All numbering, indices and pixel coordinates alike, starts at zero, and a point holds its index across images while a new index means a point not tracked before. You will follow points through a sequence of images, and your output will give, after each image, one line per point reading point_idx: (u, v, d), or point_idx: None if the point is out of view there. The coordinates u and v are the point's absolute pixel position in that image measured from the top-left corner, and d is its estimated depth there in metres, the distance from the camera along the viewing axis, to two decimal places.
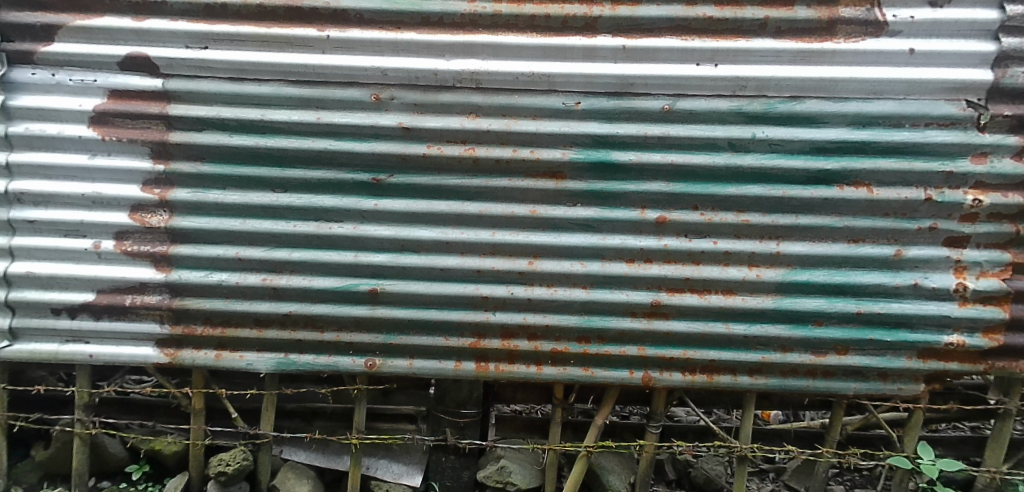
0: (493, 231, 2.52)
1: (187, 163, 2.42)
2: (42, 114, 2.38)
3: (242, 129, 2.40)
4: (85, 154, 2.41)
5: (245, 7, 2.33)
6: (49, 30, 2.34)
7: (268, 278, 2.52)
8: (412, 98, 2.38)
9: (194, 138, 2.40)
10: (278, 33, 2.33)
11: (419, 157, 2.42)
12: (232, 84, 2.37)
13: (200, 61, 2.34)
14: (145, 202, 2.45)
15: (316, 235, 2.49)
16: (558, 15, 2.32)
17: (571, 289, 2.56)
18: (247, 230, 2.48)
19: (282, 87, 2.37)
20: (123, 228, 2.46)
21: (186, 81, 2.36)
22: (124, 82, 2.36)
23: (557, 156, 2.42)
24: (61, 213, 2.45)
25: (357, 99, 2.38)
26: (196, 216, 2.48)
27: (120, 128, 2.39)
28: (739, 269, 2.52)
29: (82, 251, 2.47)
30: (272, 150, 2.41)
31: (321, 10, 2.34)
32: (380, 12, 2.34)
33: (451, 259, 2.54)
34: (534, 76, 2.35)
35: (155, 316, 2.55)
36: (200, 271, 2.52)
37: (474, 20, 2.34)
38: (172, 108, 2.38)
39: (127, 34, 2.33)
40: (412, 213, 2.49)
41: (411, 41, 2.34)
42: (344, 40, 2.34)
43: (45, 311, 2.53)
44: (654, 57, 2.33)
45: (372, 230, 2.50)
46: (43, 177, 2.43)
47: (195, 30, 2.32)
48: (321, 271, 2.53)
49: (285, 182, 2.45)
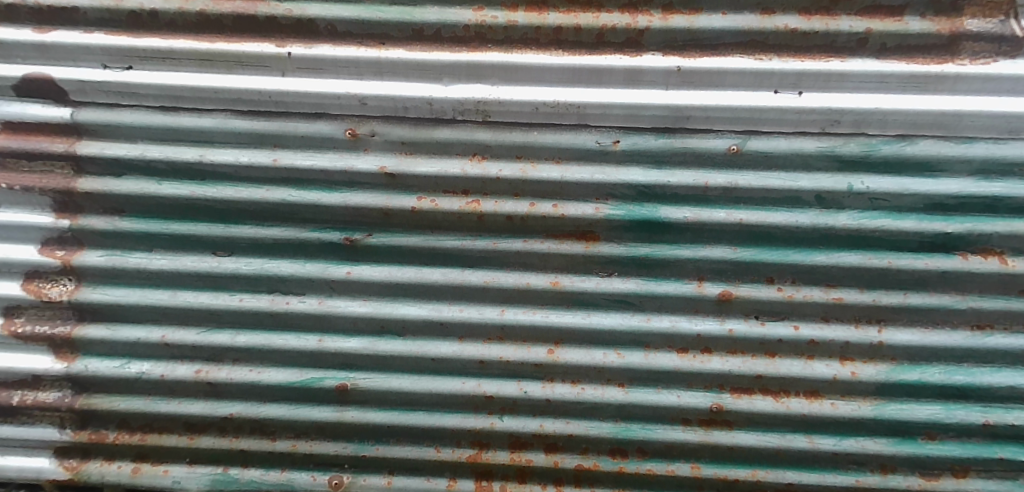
0: (503, 308, 1.92)
1: (101, 218, 1.84)
2: None
3: (174, 174, 1.82)
4: None
5: (181, 16, 1.71)
6: None
7: (203, 371, 1.92)
8: (399, 135, 1.80)
9: (111, 186, 1.81)
10: (222, 50, 1.73)
11: (406, 212, 1.84)
12: (163, 115, 1.78)
13: (123, 86, 1.75)
14: (44, 268, 1.85)
15: (268, 312, 1.89)
16: (592, 26, 1.71)
17: (603, 387, 1.96)
18: (176, 306, 1.88)
19: (228, 120, 1.78)
20: (14, 302, 1.87)
21: (104, 112, 1.77)
22: (20, 112, 1.77)
23: (589, 212, 1.84)
24: None
25: (327, 135, 1.80)
26: (112, 286, 1.88)
27: (14, 172, 1.80)
28: (827, 364, 1.92)
29: None
30: (214, 202, 1.83)
31: (281, 20, 1.72)
32: (361, 22, 1.72)
33: (447, 346, 1.93)
34: (559, 105, 1.76)
35: (53, 419, 1.93)
36: (115, 360, 1.91)
37: (482, 33, 1.73)
38: (83, 146, 1.79)
39: (26, 49, 1.72)
40: (395, 284, 1.89)
41: (399, 61, 1.74)
42: (310, 58, 1.73)
43: None
44: (718, 82, 1.75)
45: (342, 306, 1.90)
46: None
47: (114, 46, 1.72)
48: (274, 361, 1.93)
49: (231, 243, 1.86)
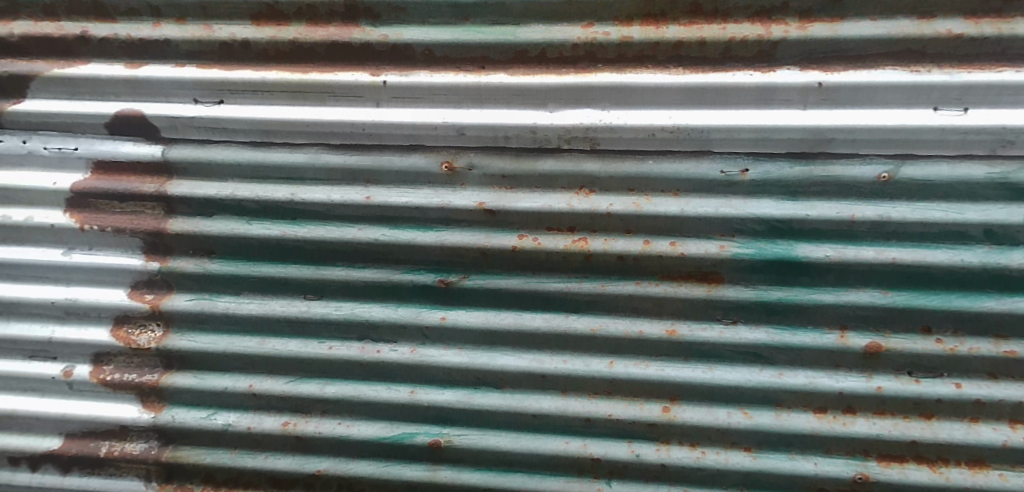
0: (611, 360, 1.71)
1: (190, 259, 1.75)
2: (9, 195, 1.76)
3: (263, 213, 1.72)
4: (60, 249, 1.78)
5: (273, 46, 1.63)
6: (18, 83, 1.71)
7: (291, 423, 1.78)
8: (499, 168, 1.65)
9: (200, 226, 1.73)
10: (315, 80, 1.63)
11: (506, 251, 1.68)
12: (253, 151, 1.70)
13: (214, 121, 1.68)
14: (133, 313, 1.78)
15: (358, 361, 1.75)
16: (718, 40, 1.52)
17: (726, 451, 1.71)
18: (264, 354, 1.77)
19: (319, 154, 1.68)
20: (102, 349, 1.80)
21: (194, 149, 1.70)
22: (113, 150, 1.72)
23: (712, 251, 1.62)
24: (28, 327, 1.81)
25: (422, 169, 1.67)
26: (199, 333, 1.79)
27: (106, 214, 1.75)
28: (995, 428, 1.61)
29: (49, 380, 1.82)
30: (304, 243, 1.72)
31: (375, 46, 1.61)
32: (459, 46, 1.59)
33: (550, 401, 1.73)
34: (678, 130, 1.58)
35: (138, 472, 1.83)
36: (201, 410, 1.81)
37: (592, 52, 1.57)
38: (175, 185, 1.73)
39: (119, 86, 1.68)
40: (493, 332, 1.72)
41: (500, 86, 1.60)
42: (406, 87, 1.62)
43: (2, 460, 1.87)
44: (865, 99, 1.53)
45: (436, 355, 1.74)
46: (8, 279, 1.80)
47: (205, 79, 1.65)
48: (363, 414, 1.78)
49: (321, 287, 1.74)
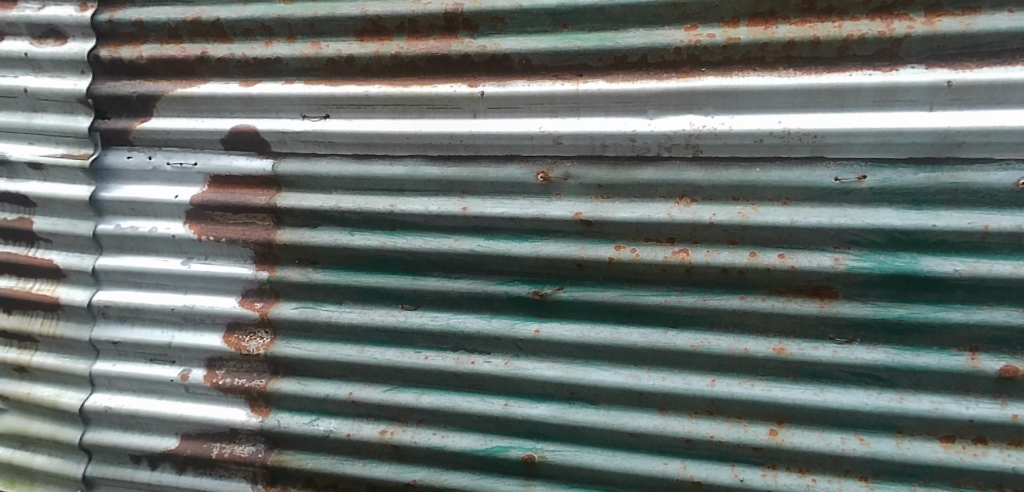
0: (713, 378, 1.63)
1: (296, 269, 1.82)
2: (136, 207, 1.89)
3: (365, 224, 1.77)
4: (179, 258, 1.89)
5: (376, 60, 1.69)
6: (146, 102, 1.85)
7: (388, 432, 1.80)
8: (596, 177, 1.62)
9: (306, 236, 1.80)
10: (416, 93, 1.67)
11: (603, 262, 1.63)
12: (355, 164, 1.75)
13: (319, 135, 1.74)
14: (244, 320, 1.86)
15: (453, 372, 1.75)
16: (834, 38, 1.46)
17: (840, 480, 1.58)
18: (363, 362, 1.80)
19: (418, 166, 1.71)
20: (216, 355, 1.88)
21: (302, 162, 1.78)
22: (228, 165, 1.83)
23: (825, 263, 1.52)
24: (149, 332, 1.92)
25: (518, 179, 1.66)
26: (304, 340, 1.84)
27: (221, 225, 1.85)
28: None
29: (167, 383, 1.91)
30: (402, 254, 1.74)
31: (474, 57, 1.64)
32: (557, 54, 1.59)
33: (648, 420, 1.67)
34: (789, 135, 1.50)
35: (246, 474, 1.90)
36: (305, 416, 1.86)
37: (695, 55, 1.53)
38: (283, 197, 1.80)
39: (234, 103, 1.79)
40: (588, 345, 1.68)
41: (598, 93, 1.58)
42: (503, 97, 1.63)
43: (124, 458, 1.97)
44: (1001, 98, 1.41)
45: (529, 368, 1.72)
46: (132, 286, 1.92)
47: (312, 94, 1.73)
48: (457, 425, 1.78)
49: (418, 297, 1.76)
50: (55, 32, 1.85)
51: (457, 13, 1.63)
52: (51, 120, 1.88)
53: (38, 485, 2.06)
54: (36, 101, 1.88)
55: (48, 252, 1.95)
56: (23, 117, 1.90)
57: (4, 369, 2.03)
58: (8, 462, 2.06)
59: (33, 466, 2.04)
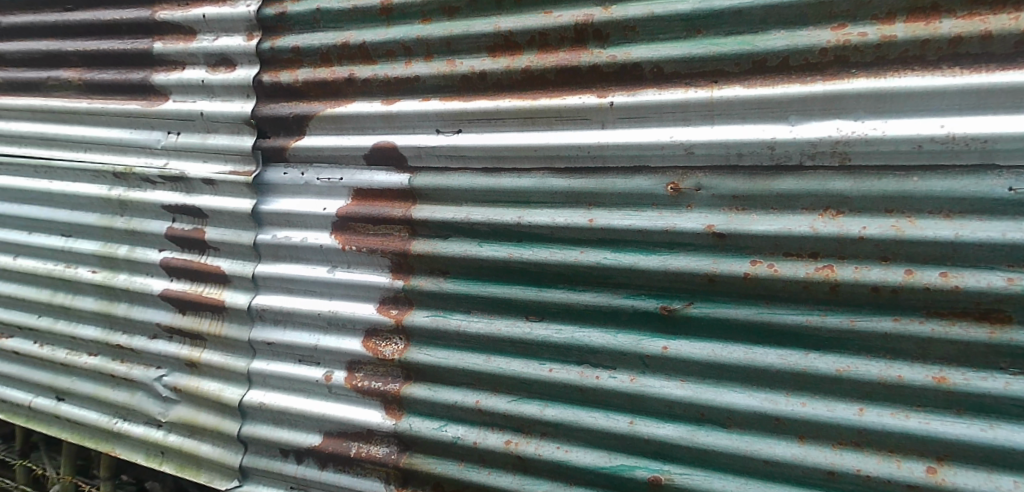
0: (861, 406, 1.49)
1: (429, 278, 1.89)
2: (289, 219, 2.05)
3: (494, 236, 1.80)
4: (326, 266, 2.02)
5: (508, 75, 1.74)
6: (301, 122, 2.02)
7: (513, 442, 1.81)
8: (730, 188, 1.56)
9: (439, 247, 1.86)
10: (545, 106, 1.69)
11: (737, 278, 1.55)
12: (485, 177, 1.79)
13: (452, 149, 1.81)
14: (381, 326, 1.96)
15: (578, 386, 1.73)
16: (1008, 31, 1.33)
17: None
18: (490, 372, 1.82)
19: (546, 179, 1.72)
20: (355, 358, 1.99)
21: (436, 176, 1.85)
22: (369, 179, 1.94)
23: (996, 284, 1.36)
24: (298, 335, 2.07)
25: (647, 191, 1.63)
26: (434, 348, 1.90)
27: (362, 236, 1.96)
28: None
29: (312, 382, 2.04)
30: (529, 265, 1.75)
31: (604, 67, 1.64)
32: (691, 60, 1.56)
33: (786, 448, 1.55)
34: (953, 141, 1.38)
35: (380, 474, 1.98)
36: (434, 421, 1.91)
37: (844, 56, 1.45)
38: (418, 209, 1.88)
39: (375, 120, 1.91)
40: (720, 365, 1.60)
41: (734, 100, 1.52)
42: (634, 107, 1.61)
43: (274, 451, 2.12)
44: None
45: (656, 386, 1.66)
46: (285, 291, 2.08)
47: (447, 110, 1.80)
48: (582, 440, 1.75)
49: (544, 308, 1.76)
50: (227, 61, 2.09)
51: (588, 24, 1.65)
52: (222, 140, 2.10)
53: (203, 470, 2.26)
54: (210, 123, 2.11)
55: (217, 259, 2.17)
56: (199, 138, 2.14)
57: (178, 364, 2.27)
58: (179, 448, 2.28)
59: (200, 453, 2.24)
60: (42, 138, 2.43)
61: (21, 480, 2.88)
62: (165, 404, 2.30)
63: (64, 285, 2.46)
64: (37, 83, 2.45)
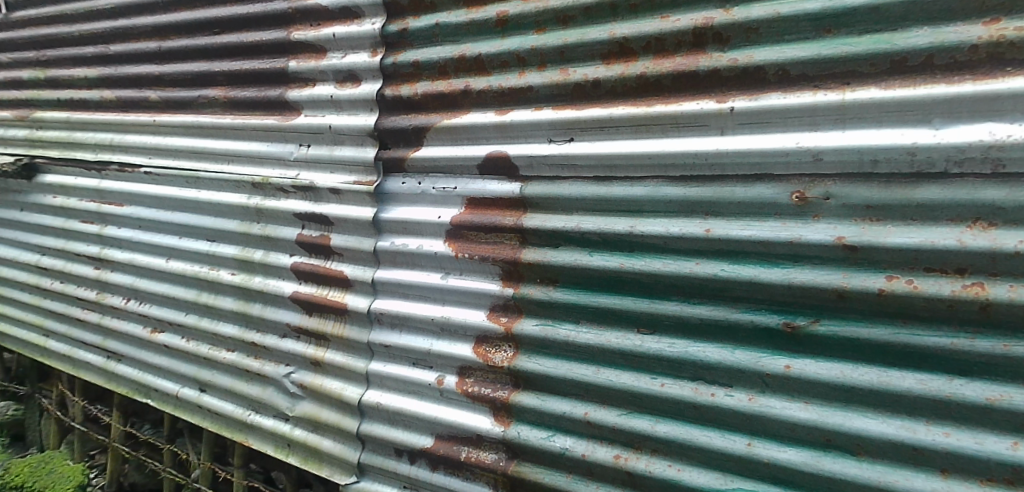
0: (1015, 440, 1.34)
1: (539, 286, 1.89)
2: (407, 227, 2.12)
3: (605, 245, 1.78)
4: (440, 273, 2.07)
5: (622, 82, 1.72)
6: (418, 133, 2.09)
7: (623, 457, 1.77)
8: (863, 196, 1.45)
9: (549, 256, 1.86)
10: (660, 113, 1.66)
11: (870, 294, 1.44)
12: (597, 186, 1.77)
13: (564, 158, 1.81)
14: (491, 333, 1.97)
15: (691, 403, 1.66)
16: None
17: None
18: (599, 383, 1.79)
19: (660, 187, 1.68)
20: (466, 364, 2.02)
21: (547, 185, 1.85)
22: (482, 188, 1.97)
23: None
24: (412, 339, 2.13)
25: (769, 200, 1.55)
26: (543, 357, 1.89)
27: (474, 244, 1.99)
28: None
29: (425, 386, 2.09)
30: (640, 275, 1.71)
31: (724, 71, 1.58)
32: (820, 61, 1.48)
33: (925, 482, 1.42)
34: None
35: (489, 480, 2.00)
36: (542, 431, 1.90)
37: (998, 53, 1.33)
38: (529, 218, 1.89)
39: (489, 130, 1.94)
40: (849, 388, 1.49)
41: (869, 102, 1.42)
42: (756, 112, 1.54)
43: (389, 450, 2.20)
44: None
45: (777, 407, 1.56)
46: (402, 296, 2.15)
47: (559, 119, 1.80)
48: (695, 459, 1.68)
49: (656, 321, 1.71)
50: (353, 76, 2.21)
51: (708, 27, 1.60)
52: (347, 151, 2.22)
53: (325, 464, 2.38)
54: (337, 136, 2.24)
55: (341, 264, 2.29)
56: (327, 150, 2.27)
57: (304, 362, 2.41)
58: (303, 442, 2.41)
59: (322, 447, 2.36)
60: (192, 151, 2.67)
61: (168, 463, 3.16)
62: (293, 399, 2.45)
63: (208, 286, 2.69)
64: (189, 101, 2.69)
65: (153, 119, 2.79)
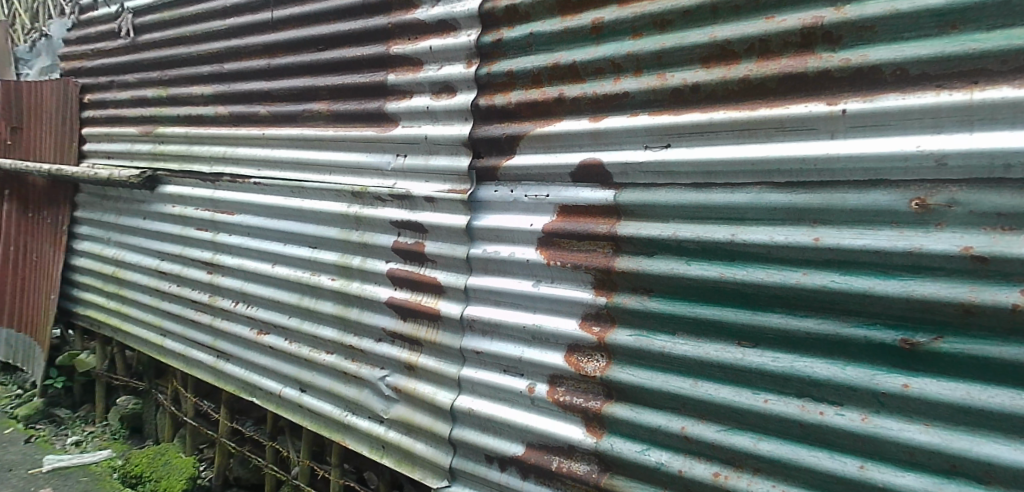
0: None
1: (633, 296, 1.85)
2: (499, 234, 2.13)
3: (703, 254, 1.72)
4: (531, 281, 2.07)
5: (723, 86, 1.67)
6: (512, 141, 2.11)
7: (722, 475, 1.70)
8: (993, 203, 1.34)
9: (643, 265, 1.82)
10: (764, 116, 1.59)
11: (1003, 310, 1.32)
12: (695, 193, 1.73)
13: (661, 165, 1.77)
14: (583, 342, 1.95)
15: (798, 420, 1.58)
16: None
17: None
18: (697, 397, 1.73)
19: (764, 193, 1.61)
20: (557, 372, 2.00)
21: (642, 192, 1.82)
22: (575, 196, 1.96)
23: None
24: (503, 346, 2.13)
25: (884, 207, 1.45)
26: (637, 368, 1.85)
27: (567, 251, 1.98)
28: None
29: (516, 393, 2.09)
30: (741, 286, 1.65)
31: (835, 72, 1.51)
32: (944, 60, 1.38)
33: None
34: None
35: None
36: (636, 444, 1.85)
37: None
38: (623, 226, 1.86)
39: (583, 137, 1.93)
40: (977, 411, 1.37)
41: (1001, 102, 1.32)
42: (871, 114, 1.46)
43: (480, 456, 2.21)
44: None
45: (894, 429, 1.46)
46: (493, 303, 2.16)
47: (656, 125, 1.78)
48: (802, 481, 1.59)
49: (758, 334, 1.64)
50: (448, 87, 2.26)
51: (817, 26, 1.53)
52: (442, 161, 2.26)
53: (417, 467, 2.42)
54: (433, 146, 2.29)
55: (434, 270, 2.33)
56: (423, 160, 2.32)
57: (399, 366, 2.46)
58: (397, 444, 2.47)
59: (415, 450, 2.40)
60: (297, 162, 2.81)
61: (270, 459, 3.31)
62: (387, 402, 2.51)
63: (309, 290, 2.80)
64: (294, 115, 2.83)
65: (262, 132, 2.96)
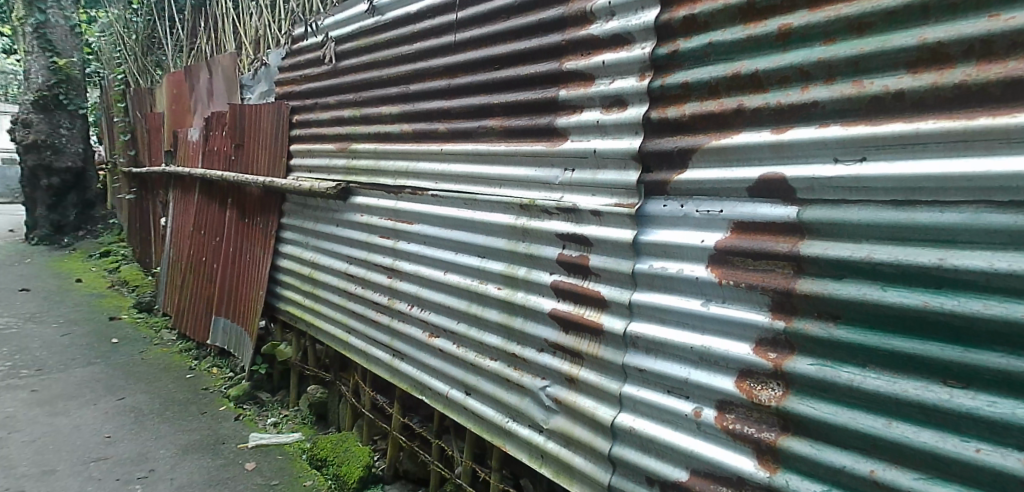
0: None
1: (816, 321, 1.70)
2: (666, 250, 2.06)
3: (902, 280, 1.54)
4: (700, 299, 1.97)
5: (934, 92, 1.50)
6: (684, 155, 2.03)
7: None
8: None
9: (829, 288, 1.67)
10: (985, 127, 1.42)
11: None
12: (894, 211, 1.56)
13: (854, 180, 1.62)
14: (757, 369, 1.82)
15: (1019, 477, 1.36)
16: None
17: None
18: (891, 439, 1.55)
19: (981, 213, 1.43)
20: (726, 398, 1.89)
21: (830, 210, 1.67)
22: (752, 212, 1.84)
23: None
24: (668, 366, 2.05)
25: None
26: (819, 401, 1.69)
27: (742, 271, 1.86)
28: None
29: (681, 416, 2.00)
30: (950, 317, 1.46)
31: None
32: None
33: None
34: None
35: None
36: (816, 483, 1.69)
37: None
38: (807, 246, 1.72)
39: (764, 150, 1.81)
40: None
41: None
42: None
43: (641, 477, 2.14)
44: None
45: None
46: (658, 321, 2.09)
47: (849, 136, 1.63)
48: None
49: (970, 373, 1.45)
50: (620, 101, 2.24)
51: None
52: (611, 175, 2.25)
53: (575, 481, 2.40)
54: (602, 160, 2.29)
55: (598, 284, 2.31)
56: (591, 174, 2.33)
57: (560, 378, 2.46)
58: (556, 456, 2.46)
59: (573, 463, 2.39)
60: (471, 176, 2.94)
61: (437, 457, 3.46)
62: (548, 413, 2.52)
63: (477, 298, 2.90)
64: (469, 131, 2.97)
65: (441, 148, 3.13)
